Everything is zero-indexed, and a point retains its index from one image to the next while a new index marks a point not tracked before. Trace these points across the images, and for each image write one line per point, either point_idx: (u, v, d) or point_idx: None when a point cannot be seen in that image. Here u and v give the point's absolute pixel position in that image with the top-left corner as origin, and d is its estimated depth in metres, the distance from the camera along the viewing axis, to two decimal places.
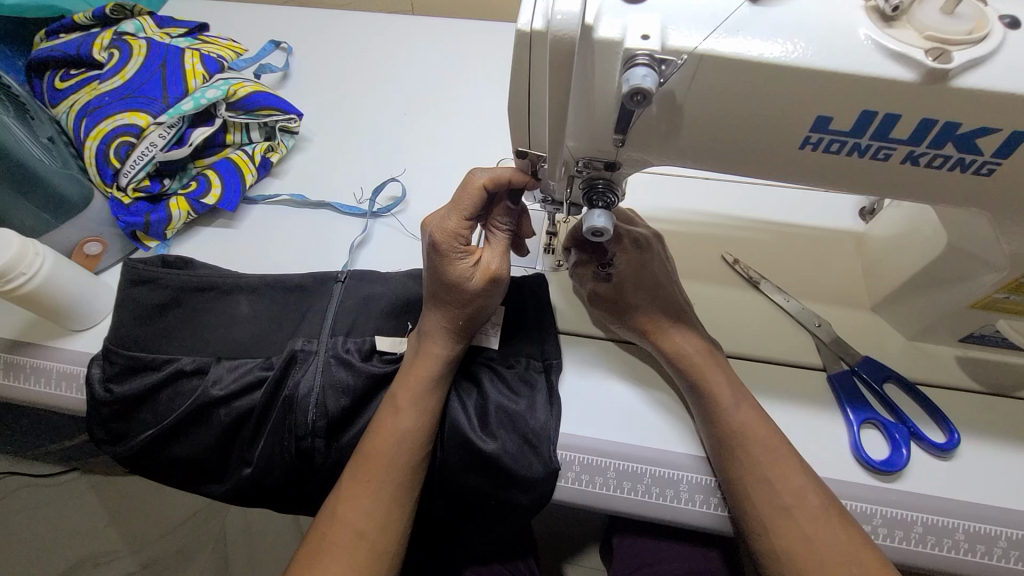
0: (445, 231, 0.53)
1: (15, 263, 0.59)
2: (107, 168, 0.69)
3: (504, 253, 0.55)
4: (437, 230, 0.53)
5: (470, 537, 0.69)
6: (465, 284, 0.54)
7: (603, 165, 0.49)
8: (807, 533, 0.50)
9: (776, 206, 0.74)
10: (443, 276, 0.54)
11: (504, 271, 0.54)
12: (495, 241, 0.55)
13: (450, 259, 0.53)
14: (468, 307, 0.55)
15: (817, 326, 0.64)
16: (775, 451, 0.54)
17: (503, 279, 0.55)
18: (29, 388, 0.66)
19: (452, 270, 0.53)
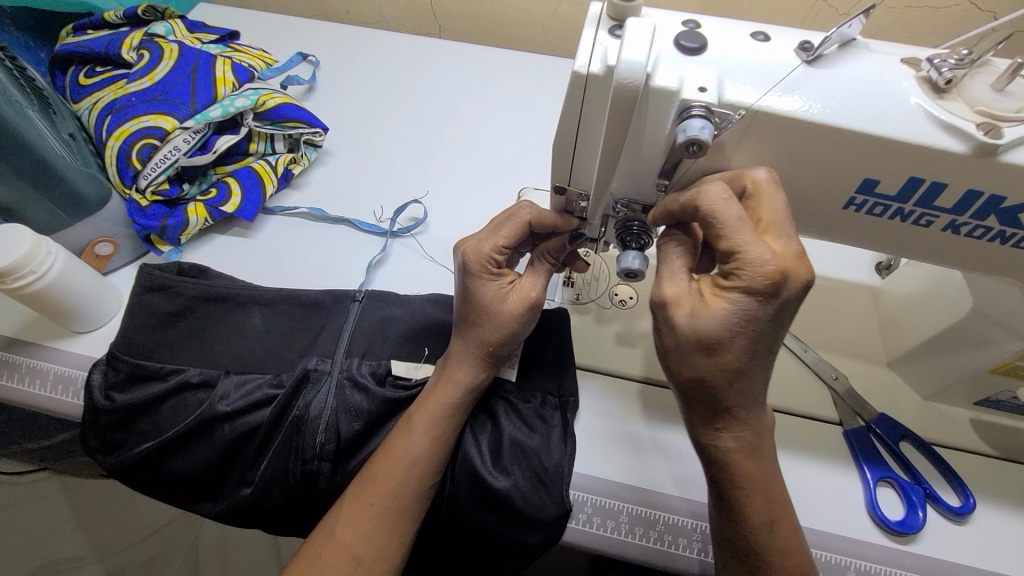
0: (480, 253, 0.54)
1: (26, 261, 0.57)
2: (127, 170, 0.68)
3: (545, 283, 0.56)
4: (471, 252, 0.54)
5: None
6: (497, 304, 0.54)
7: (642, 208, 0.50)
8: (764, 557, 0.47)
9: None
10: (474, 297, 0.55)
11: (541, 295, 0.55)
12: (538, 268, 0.56)
13: (482, 278, 0.54)
14: (500, 333, 0.54)
15: (834, 378, 0.64)
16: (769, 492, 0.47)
17: (541, 306, 0.55)
18: (22, 389, 0.63)
19: (484, 290, 0.54)
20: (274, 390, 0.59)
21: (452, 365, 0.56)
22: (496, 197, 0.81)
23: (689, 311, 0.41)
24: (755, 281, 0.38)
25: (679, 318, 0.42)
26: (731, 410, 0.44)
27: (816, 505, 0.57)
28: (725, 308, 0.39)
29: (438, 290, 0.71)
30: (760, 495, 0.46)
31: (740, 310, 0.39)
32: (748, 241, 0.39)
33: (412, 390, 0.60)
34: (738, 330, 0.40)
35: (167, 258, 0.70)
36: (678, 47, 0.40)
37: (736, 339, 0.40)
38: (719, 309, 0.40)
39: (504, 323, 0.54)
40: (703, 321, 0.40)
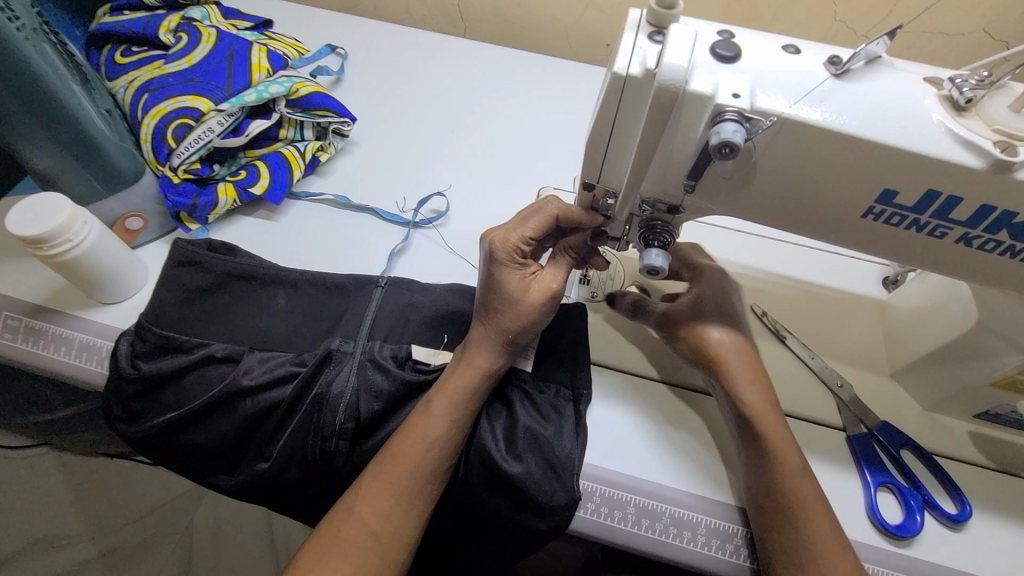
0: (507, 242, 0.56)
1: (64, 229, 0.58)
2: (162, 147, 0.70)
3: (566, 276, 0.58)
4: (498, 241, 0.56)
5: (472, 561, 0.67)
6: (517, 293, 0.56)
7: (666, 208, 0.51)
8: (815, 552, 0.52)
9: (804, 266, 0.76)
10: (497, 285, 0.57)
11: (561, 288, 0.57)
12: (560, 262, 0.59)
13: (505, 266, 0.56)
14: (520, 321, 0.56)
15: (840, 385, 0.65)
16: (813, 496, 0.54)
17: (561, 298, 0.57)
18: (47, 355, 0.65)
19: (507, 279, 0.56)
20: (297, 367, 0.61)
21: (472, 351, 0.57)
22: (516, 195, 0.83)
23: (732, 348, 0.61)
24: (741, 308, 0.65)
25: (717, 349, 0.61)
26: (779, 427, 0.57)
27: None
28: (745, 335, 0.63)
29: (457, 280, 0.73)
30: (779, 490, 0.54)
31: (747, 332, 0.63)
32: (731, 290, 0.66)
33: (430, 374, 0.62)
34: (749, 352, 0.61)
35: (195, 236, 0.72)
36: (714, 54, 0.42)
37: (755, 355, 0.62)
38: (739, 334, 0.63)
39: (523, 311, 0.56)
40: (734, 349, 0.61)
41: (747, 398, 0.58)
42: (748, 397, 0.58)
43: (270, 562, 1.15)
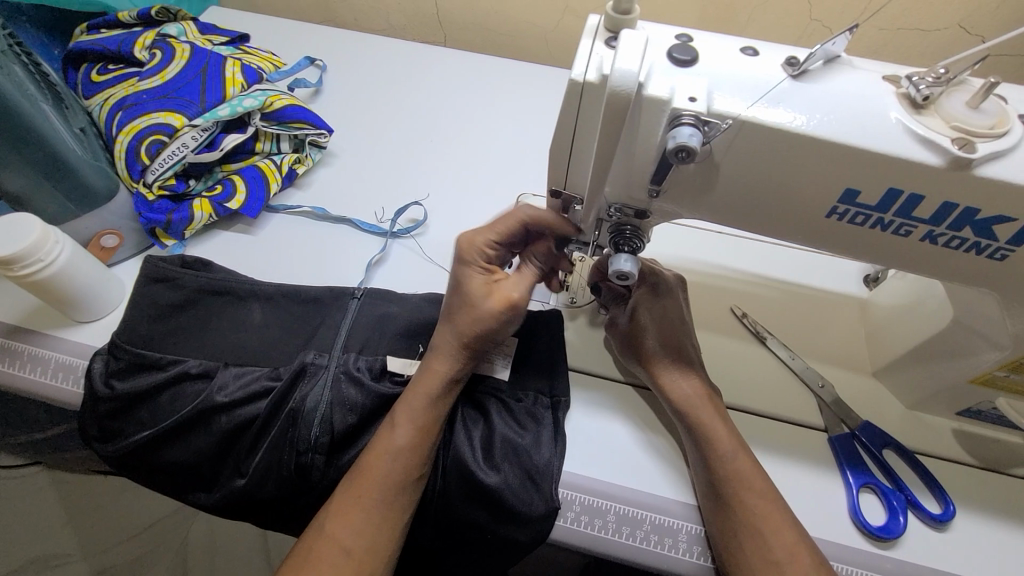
0: (473, 244, 0.56)
1: (35, 249, 0.58)
2: (136, 164, 0.70)
3: (529, 286, 0.57)
4: (465, 243, 0.57)
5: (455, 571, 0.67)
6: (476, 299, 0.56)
7: (634, 212, 0.51)
8: (772, 553, 0.52)
9: (784, 266, 0.76)
10: (461, 286, 0.57)
11: (520, 299, 0.55)
12: (525, 272, 0.58)
13: (471, 270, 0.56)
14: (477, 327, 0.56)
15: (821, 386, 0.65)
16: (761, 487, 0.55)
17: (520, 308, 0.56)
18: (23, 376, 0.65)
19: (471, 283, 0.56)
20: (271, 381, 0.61)
21: (436, 358, 0.57)
22: (494, 203, 0.83)
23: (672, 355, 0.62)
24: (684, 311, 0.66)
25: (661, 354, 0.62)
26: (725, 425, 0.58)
27: (799, 509, 0.58)
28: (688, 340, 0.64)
29: (435, 289, 0.73)
30: (722, 484, 0.55)
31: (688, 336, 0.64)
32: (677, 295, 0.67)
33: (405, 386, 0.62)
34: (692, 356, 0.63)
35: (171, 252, 0.72)
36: (671, 59, 0.42)
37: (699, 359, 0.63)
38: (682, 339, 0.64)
39: (481, 318, 0.56)
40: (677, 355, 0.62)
41: (715, 434, 0.57)
42: (719, 434, 0.57)
43: None
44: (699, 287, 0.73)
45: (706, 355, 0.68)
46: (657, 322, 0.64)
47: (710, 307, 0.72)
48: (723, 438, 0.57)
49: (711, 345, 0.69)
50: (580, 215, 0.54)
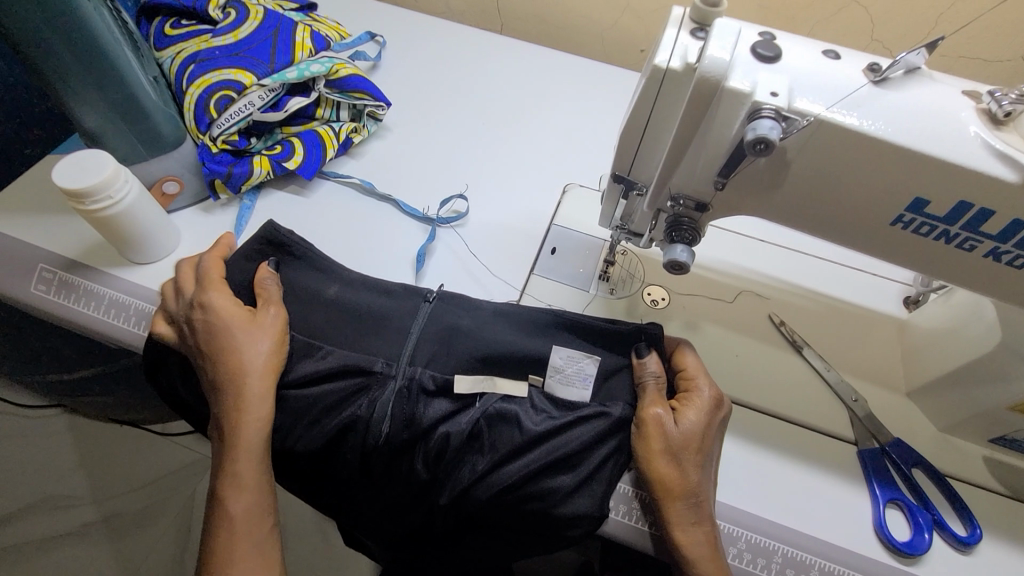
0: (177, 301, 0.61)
1: (106, 187, 0.60)
2: (204, 117, 0.72)
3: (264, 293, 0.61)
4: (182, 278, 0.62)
5: (467, 561, 0.67)
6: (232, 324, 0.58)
7: (695, 205, 0.51)
8: None
9: (825, 280, 0.76)
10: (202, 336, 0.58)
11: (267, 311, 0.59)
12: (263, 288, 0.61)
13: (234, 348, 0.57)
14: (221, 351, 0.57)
15: (854, 400, 0.65)
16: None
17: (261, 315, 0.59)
18: (76, 308, 0.67)
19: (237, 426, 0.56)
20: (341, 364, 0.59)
21: (252, 380, 0.56)
22: (540, 190, 0.84)
23: (672, 420, 0.56)
24: (715, 402, 0.58)
25: (669, 425, 0.55)
26: (672, 498, 0.53)
27: (823, 517, 0.59)
28: (698, 417, 0.56)
29: (480, 292, 0.72)
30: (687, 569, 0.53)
31: (705, 420, 0.56)
32: (704, 375, 0.59)
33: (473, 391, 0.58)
34: (705, 433, 0.56)
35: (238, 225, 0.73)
36: (755, 54, 0.43)
37: (704, 442, 0.56)
38: (693, 418, 0.56)
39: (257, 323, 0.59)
40: (684, 427, 0.55)
41: (676, 518, 0.53)
42: (679, 523, 0.53)
43: None
44: (739, 291, 0.73)
45: (741, 359, 0.68)
46: (693, 411, 0.56)
47: (748, 312, 0.72)
48: (679, 515, 0.53)
49: (747, 349, 0.69)
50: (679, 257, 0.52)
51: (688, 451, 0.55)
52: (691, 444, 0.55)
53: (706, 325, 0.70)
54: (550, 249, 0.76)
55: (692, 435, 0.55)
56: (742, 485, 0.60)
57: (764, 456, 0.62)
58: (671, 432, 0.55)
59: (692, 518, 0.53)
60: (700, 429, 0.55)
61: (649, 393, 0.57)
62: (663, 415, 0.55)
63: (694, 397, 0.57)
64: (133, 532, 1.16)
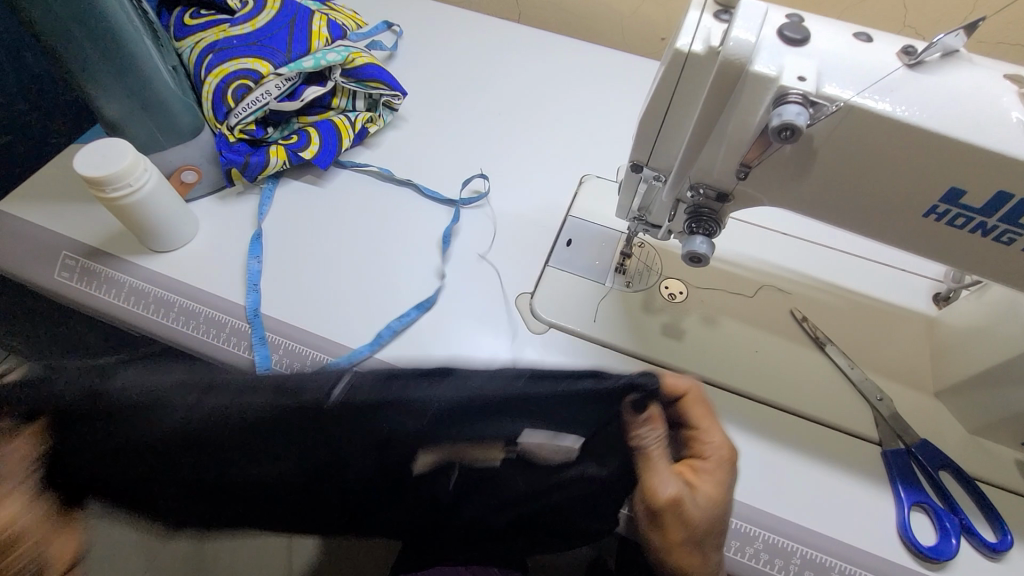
0: None
1: (125, 175, 0.61)
2: (221, 106, 0.72)
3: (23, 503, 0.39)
4: None
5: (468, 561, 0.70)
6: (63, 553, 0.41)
7: (716, 194, 0.50)
8: None
9: (850, 275, 0.74)
10: None
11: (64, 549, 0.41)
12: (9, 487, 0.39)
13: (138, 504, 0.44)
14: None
15: (879, 399, 0.63)
16: None
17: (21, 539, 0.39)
18: (98, 295, 0.68)
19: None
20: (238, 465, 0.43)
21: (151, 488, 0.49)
22: (557, 181, 0.82)
23: (694, 497, 0.48)
24: (726, 461, 0.51)
25: (692, 507, 0.48)
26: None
27: (844, 518, 0.57)
28: (716, 487, 0.49)
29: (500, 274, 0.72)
30: None
31: (724, 491, 0.50)
32: (713, 429, 0.52)
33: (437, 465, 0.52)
34: (723, 505, 0.49)
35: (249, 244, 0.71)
36: (782, 37, 0.41)
37: (722, 515, 0.50)
38: (711, 490, 0.49)
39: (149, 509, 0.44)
40: (706, 503, 0.48)
41: None
42: None
43: None
44: (760, 285, 0.72)
45: (761, 354, 0.67)
46: (711, 483, 0.50)
47: (769, 307, 0.70)
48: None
49: (767, 345, 0.67)
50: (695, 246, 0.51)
51: (707, 532, 0.49)
52: (713, 525, 0.49)
53: (725, 320, 0.69)
54: (566, 240, 0.75)
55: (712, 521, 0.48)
56: (760, 483, 0.59)
57: (783, 455, 0.61)
58: (693, 517, 0.48)
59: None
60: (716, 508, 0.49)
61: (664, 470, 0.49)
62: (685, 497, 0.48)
63: (706, 462, 0.51)
64: None
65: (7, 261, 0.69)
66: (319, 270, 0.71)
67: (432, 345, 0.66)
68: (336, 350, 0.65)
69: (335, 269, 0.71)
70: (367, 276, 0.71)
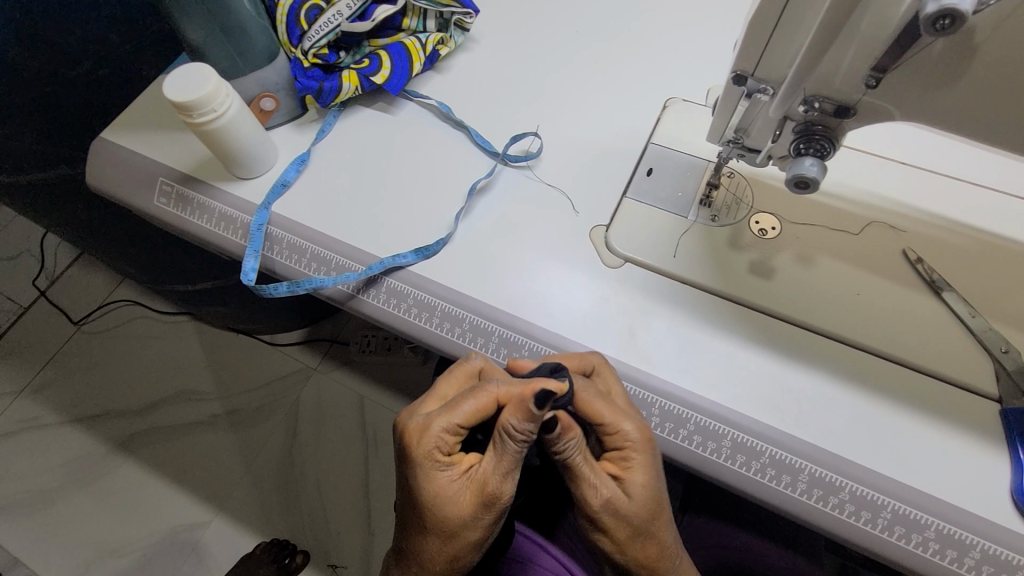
0: None
1: (210, 100, 0.62)
2: (295, 29, 0.72)
3: None
4: None
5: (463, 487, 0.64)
6: (462, 510, 0.51)
7: (834, 108, 0.44)
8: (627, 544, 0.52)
9: (981, 211, 0.64)
10: None
11: None
12: None
13: (431, 533, 0.53)
14: None
15: (1004, 352, 0.56)
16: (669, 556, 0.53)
17: None
18: (192, 220, 0.72)
19: (432, 418, 0.51)
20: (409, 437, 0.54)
21: (454, 480, 0.52)
22: (638, 104, 0.76)
23: (618, 483, 0.51)
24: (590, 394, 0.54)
25: (614, 488, 0.50)
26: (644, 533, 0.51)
27: (947, 478, 0.53)
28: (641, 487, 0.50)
29: (561, 218, 0.68)
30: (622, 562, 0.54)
31: (642, 487, 0.51)
32: (621, 421, 0.51)
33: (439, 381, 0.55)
34: (649, 506, 0.51)
35: (298, 158, 0.73)
36: None
37: (631, 481, 0.51)
38: (637, 499, 0.50)
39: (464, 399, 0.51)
40: (631, 492, 0.50)
41: (647, 534, 0.52)
42: (625, 509, 0.50)
43: (361, 440, 1.31)
44: (870, 221, 0.64)
45: (863, 298, 0.60)
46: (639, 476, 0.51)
47: (877, 245, 0.63)
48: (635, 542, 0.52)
49: (871, 288, 0.61)
50: (801, 169, 0.45)
51: (622, 464, 0.51)
52: (648, 522, 0.51)
53: (824, 259, 0.62)
54: (646, 170, 0.69)
55: (640, 517, 0.51)
56: (853, 434, 0.55)
57: (882, 405, 0.56)
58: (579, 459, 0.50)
59: (644, 529, 0.51)
60: (650, 492, 0.51)
61: (587, 472, 0.50)
62: (605, 499, 0.50)
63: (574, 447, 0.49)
64: (252, 425, 1.35)
65: (114, 189, 0.75)
66: (390, 200, 0.71)
67: (503, 277, 0.65)
68: (365, 260, 0.67)
69: (373, 195, 0.71)
70: (440, 207, 0.70)
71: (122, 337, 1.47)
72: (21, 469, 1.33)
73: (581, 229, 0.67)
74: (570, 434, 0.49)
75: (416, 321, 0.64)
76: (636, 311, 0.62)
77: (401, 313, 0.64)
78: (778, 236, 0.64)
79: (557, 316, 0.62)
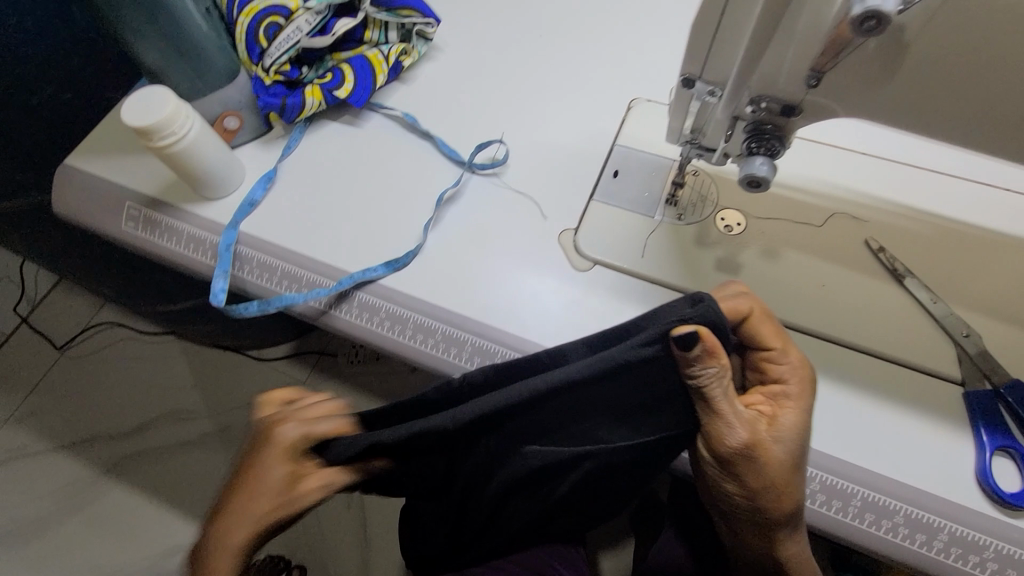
0: None
1: (168, 123, 0.61)
2: (255, 47, 0.71)
3: None
4: None
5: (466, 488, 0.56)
6: (281, 515, 0.51)
7: (780, 108, 0.45)
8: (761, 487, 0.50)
9: (940, 197, 0.65)
10: None
11: None
12: None
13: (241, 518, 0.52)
14: None
15: (965, 336, 0.57)
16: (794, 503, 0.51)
17: None
18: (162, 243, 0.72)
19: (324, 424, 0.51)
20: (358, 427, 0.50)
21: (280, 488, 0.51)
22: (602, 106, 0.76)
23: (767, 425, 0.50)
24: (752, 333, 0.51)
25: (763, 429, 0.49)
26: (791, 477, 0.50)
27: (915, 463, 0.54)
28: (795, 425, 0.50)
29: (530, 223, 0.69)
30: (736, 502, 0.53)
31: (800, 425, 0.50)
32: (789, 355, 0.52)
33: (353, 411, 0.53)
34: (798, 447, 0.50)
35: (264, 175, 0.73)
36: None
37: (785, 420, 0.50)
38: (787, 438, 0.50)
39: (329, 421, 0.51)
40: (782, 432, 0.50)
41: (781, 483, 0.50)
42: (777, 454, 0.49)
43: None
44: (833, 213, 0.64)
45: (828, 289, 0.61)
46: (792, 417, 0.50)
47: (840, 236, 0.63)
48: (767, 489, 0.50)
49: (836, 279, 0.61)
50: (755, 167, 0.46)
51: (779, 404, 0.51)
52: (793, 465, 0.50)
53: (789, 252, 0.63)
54: (612, 171, 0.70)
55: (785, 465, 0.49)
56: (823, 424, 0.56)
57: (850, 394, 0.57)
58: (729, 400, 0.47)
59: (784, 474, 0.50)
60: (800, 437, 0.50)
61: (732, 411, 0.47)
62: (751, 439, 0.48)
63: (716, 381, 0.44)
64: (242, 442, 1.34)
65: (81, 215, 0.75)
66: (360, 214, 0.71)
67: (474, 286, 0.65)
68: (336, 275, 0.67)
69: (344, 209, 0.71)
70: (410, 218, 0.70)
71: (105, 360, 1.45)
72: (10, 500, 1.32)
73: (550, 234, 0.68)
74: (713, 361, 0.43)
75: (389, 334, 0.64)
76: (607, 313, 0.63)
77: (374, 327, 0.65)
78: (743, 231, 0.65)
79: (529, 321, 0.63)
